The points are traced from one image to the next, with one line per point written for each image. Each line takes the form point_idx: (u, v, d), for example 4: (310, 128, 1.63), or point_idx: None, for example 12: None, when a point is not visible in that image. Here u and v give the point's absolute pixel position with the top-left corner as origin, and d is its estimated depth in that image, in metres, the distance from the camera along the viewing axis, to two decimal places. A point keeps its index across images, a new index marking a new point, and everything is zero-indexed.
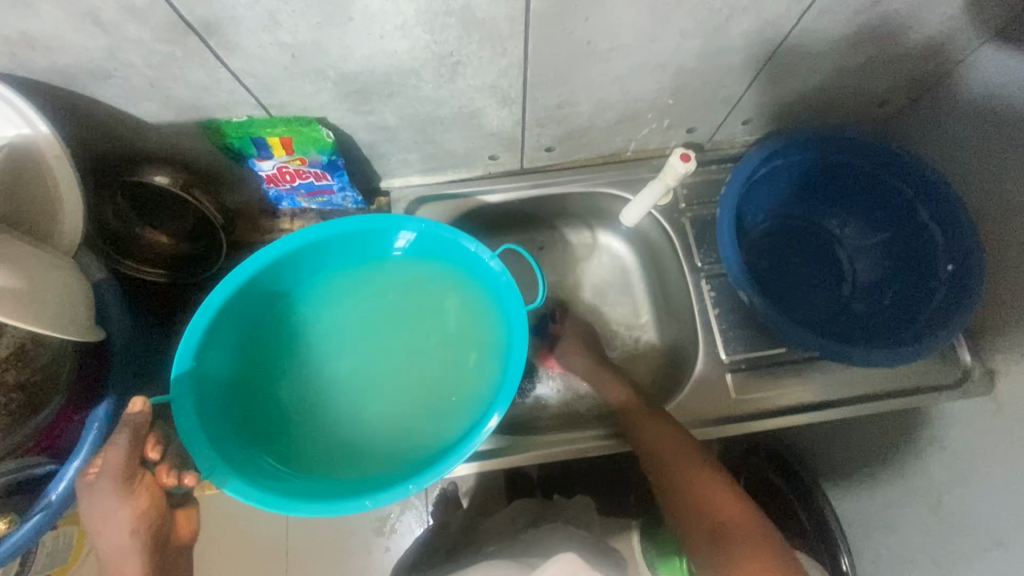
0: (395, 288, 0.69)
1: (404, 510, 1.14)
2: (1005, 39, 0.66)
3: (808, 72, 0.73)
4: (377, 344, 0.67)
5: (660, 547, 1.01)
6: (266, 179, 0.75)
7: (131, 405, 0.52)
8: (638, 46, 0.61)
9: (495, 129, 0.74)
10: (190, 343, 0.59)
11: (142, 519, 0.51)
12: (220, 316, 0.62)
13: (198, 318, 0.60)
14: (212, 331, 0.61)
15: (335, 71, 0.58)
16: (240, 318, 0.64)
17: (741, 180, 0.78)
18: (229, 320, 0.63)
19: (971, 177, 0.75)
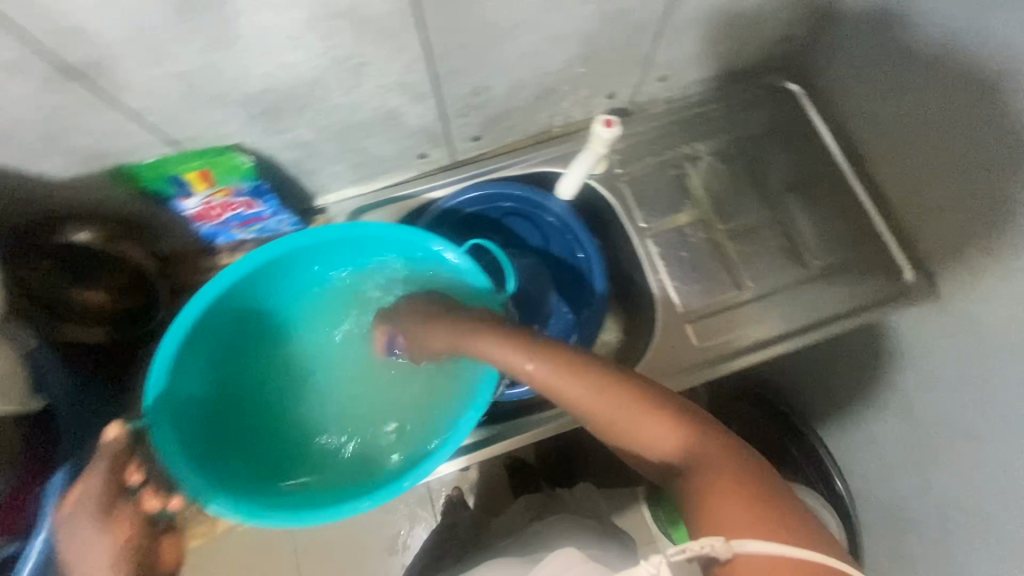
0: (375, 292, 0.70)
1: (415, 524, 1.14)
2: None
3: (708, 22, 0.74)
4: (360, 350, 0.71)
5: (672, 516, 1.10)
6: (195, 218, 0.74)
7: (106, 431, 0.51)
8: (535, 20, 0.61)
9: (416, 127, 0.74)
10: (163, 364, 0.56)
11: (122, 550, 0.49)
12: (189, 340, 0.59)
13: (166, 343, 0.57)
14: (187, 346, 0.58)
15: (237, 93, 0.57)
16: (216, 333, 0.62)
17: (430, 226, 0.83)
18: (203, 339, 0.60)
19: (880, 92, 0.78)
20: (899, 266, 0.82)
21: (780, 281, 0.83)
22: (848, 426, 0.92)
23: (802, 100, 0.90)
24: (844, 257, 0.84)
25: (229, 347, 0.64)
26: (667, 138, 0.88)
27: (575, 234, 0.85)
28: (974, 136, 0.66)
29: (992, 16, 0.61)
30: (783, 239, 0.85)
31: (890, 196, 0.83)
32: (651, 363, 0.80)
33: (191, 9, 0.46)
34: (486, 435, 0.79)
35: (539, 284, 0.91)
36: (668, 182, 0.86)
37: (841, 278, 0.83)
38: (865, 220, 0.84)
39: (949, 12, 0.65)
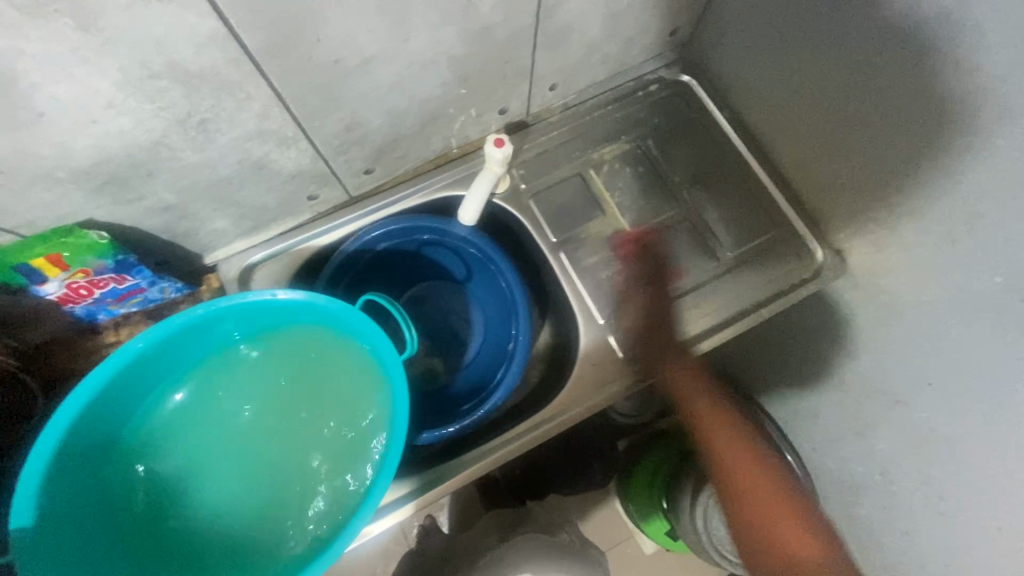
0: (275, 365, 0.65)
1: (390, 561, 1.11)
2: None
3: (584, 28, 0.72)
4: (257, 433, 0.64)
5: (641, 511, 1.10)
6: (62, 301, 0.67)
7: None
8: (393, 50, 0.57)
9: (294, 171, 0.69)
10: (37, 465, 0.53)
11: None
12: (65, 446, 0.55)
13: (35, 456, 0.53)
14: (67, 445, 0.55)
15: (66, 171, 0.51)
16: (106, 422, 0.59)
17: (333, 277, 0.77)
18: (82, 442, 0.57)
19: (769, 76, 0.78)
20: (809, 248, 0.82)
21: (696, 278, 0.82)
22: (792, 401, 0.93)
23: (698, 91, 0.89)
24: (755, 246, 0.84)
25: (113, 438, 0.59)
26: (569, 145, 0.86)
27: (492, 263, 0.80)
28: (878, 99, 0.64)
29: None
30: (695, 234, 0.84)
31: (790, 176, 0.83)
32: (580, 378, 0.78)
33: None
34: (423, 480, 0.73)
35: (467, 311, 0.89)
36: (574, 191, 0.84)
37: (755, 266, 0.83)
38: (772, 205, 0.84)
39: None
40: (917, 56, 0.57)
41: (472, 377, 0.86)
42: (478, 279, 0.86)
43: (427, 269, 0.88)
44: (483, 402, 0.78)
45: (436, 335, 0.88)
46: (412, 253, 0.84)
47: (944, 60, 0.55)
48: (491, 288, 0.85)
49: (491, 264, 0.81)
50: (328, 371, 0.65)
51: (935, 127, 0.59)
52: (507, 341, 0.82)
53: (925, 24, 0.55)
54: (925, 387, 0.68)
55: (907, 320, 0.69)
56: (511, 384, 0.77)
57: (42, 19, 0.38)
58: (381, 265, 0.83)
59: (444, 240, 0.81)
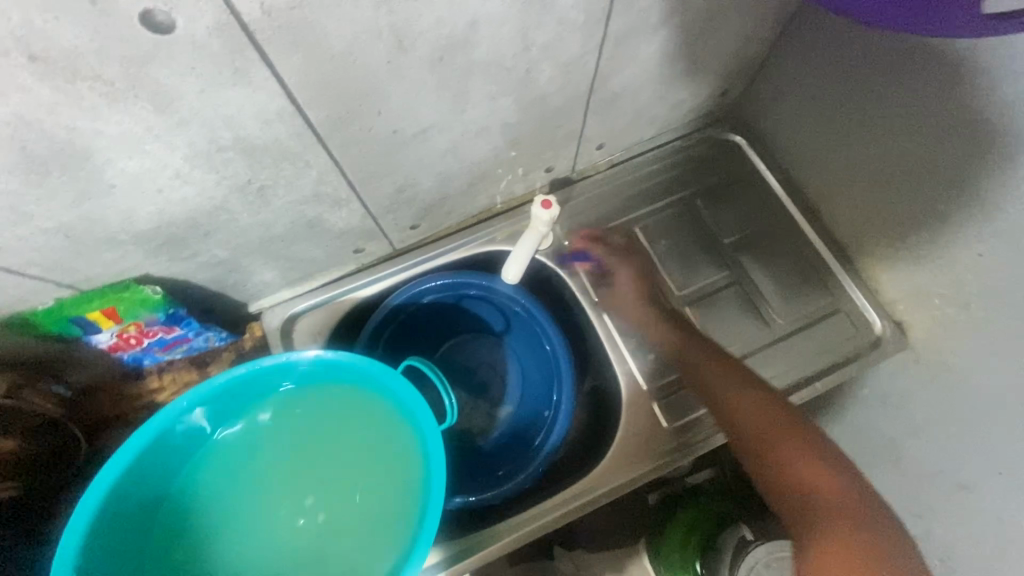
0: (310, 423, 0.64)
1: None
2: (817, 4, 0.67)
3: (636, 93, 0.71)
4: (293, 486, 0.63)
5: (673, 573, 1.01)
6: (111, 349, 0.68)
7: None
8: (448, 120, 0.58)
9: (344, 228, 0.70)
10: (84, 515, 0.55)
11: None
12: (112, 498, 0.56)
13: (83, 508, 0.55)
14: (107, 508, 0.56)
15: (128, 234, 0.53)
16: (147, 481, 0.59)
17: (375, 330, 0.77)
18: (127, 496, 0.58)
19: (823, 144, 0.77)
20: (867, 319, 0.78)
21: (744, 345, 0.79)
22: None
23: (747, 150, 0.87)
24: (807, 313, 0.80)
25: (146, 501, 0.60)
26: (614, 203, 0.85)
27: (538, 323, 0.79)
28: (947, 162, 0.62)
29: (937, 48, 0.57)
30: (744, 299, 0.81)
31: (846, 242, 0.80)
32: (622, 445, 0.75)
33: (48, 169, 0.42)
34: (457, 548, 0.71)
35: (505, 368, 0.87)
36: (618, 250, 0.83)
37: (807, 334, 0.79)
38: (825, 271, 0.81)
39: (891, 45, 0.61)
40: (998, 122, 0.55)
41: (508, 438, 0.83)
42: (520, 335, 0.85)
43: (465, 322, 0.87)
44: (522, 468, 0.76)
45: (471, 389, 0.86)
46: (453, 307, 0.84)
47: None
48: (533, 345, 0.84)
49: (535, 322, 0.80)
50: (362, 430, 0.64)
51: (1013, 197, 0.56)
52: (548, 402, 0.81)
53: (1011, 89, 0.53)
54: (995, 476, 0.63)
55: (977, 406, 0.64)
56: (552, 451, 0.75)
57: (122, 104, 0.39)
58: (421, 316, 0.82)
59: (489, 295, 0.81)
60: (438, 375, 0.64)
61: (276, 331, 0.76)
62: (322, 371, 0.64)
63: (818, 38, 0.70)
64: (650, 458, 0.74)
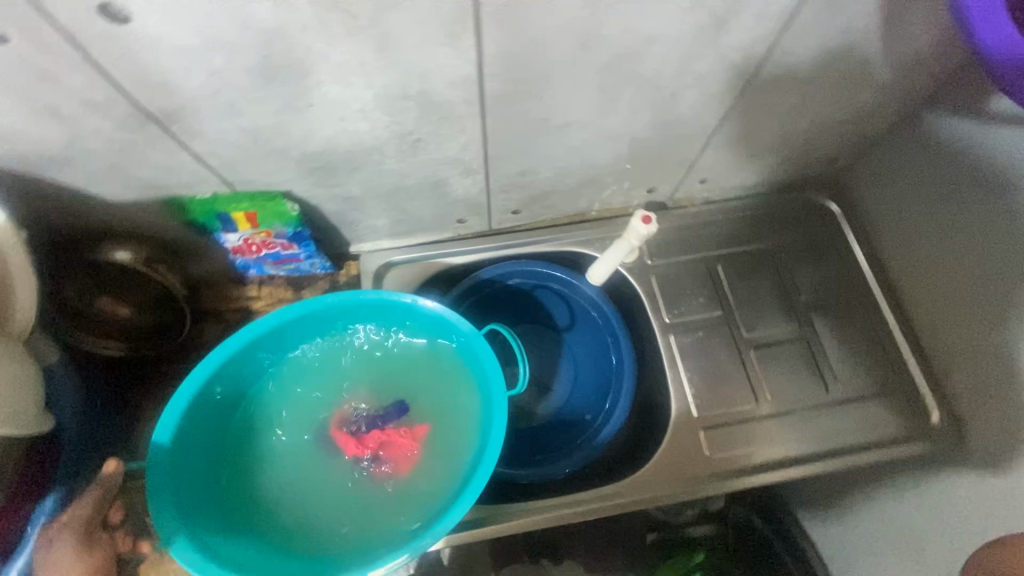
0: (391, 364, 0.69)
1: None
2: (944, 99, 0.71)
3: (755, 139, 0.76)
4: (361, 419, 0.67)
5: None
6: (233, 251, 0.75)
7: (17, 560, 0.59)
8: (591, 121, 0.63)
9: (460, 196, 0.76)
10: (191, 387, 0.60)
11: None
12: (214, 377, 0.62)
13: (192, 379, 0.60)
14: (208, 388, 0.62)
15: (297, 151, 0.60)
16: (244, 373, 0.65)
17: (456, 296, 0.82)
18: (226, 380, 0.63)
19: (910, 227, 0.80)
20: (925, 405, 0.79)
21: (798, 400, 0.81)
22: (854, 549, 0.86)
23: (841, 220, 0.89)
24: (868, 385, 0.82)
25: (235, 390, 0.65)
26: (701, 237, 0.89)
27: (610, 332, 0.84)
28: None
29: None
30: (808, 358, 0.83)
31: (919, 328, 0.81)
32: (660, 463, 0.78)
33: (273, 78, 0.49)
34: (479, 515, 0.74)
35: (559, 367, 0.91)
36: (699, 281, 0.86)
37: (863, 407, 0.81)
38: (893, 351, 0.82)
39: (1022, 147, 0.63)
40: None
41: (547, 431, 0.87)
42: (585, 339, 0.89)
43: (535, 311, 0.91)
44: (558, 459, 0.79)
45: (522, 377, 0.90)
46: (528, 293, 0.88)
47: None
48: (595, 350, 0.88)
49: (606, 330, 0.84)
50: (436, 381, 0.68)
51: None
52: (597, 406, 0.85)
53: None
54: None
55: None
56: (592, 451, 0.79)
57: (355, 38, 0.46)
58: (499, 296, 0.88)
59: (567, 294, 0.86)
60: (517, 344, 0.68)
61: (371, 274, 0.83)
62: (415, 317, 0.67)
63: (937, 127, 0.73)
64: (684, 481, 0.77)
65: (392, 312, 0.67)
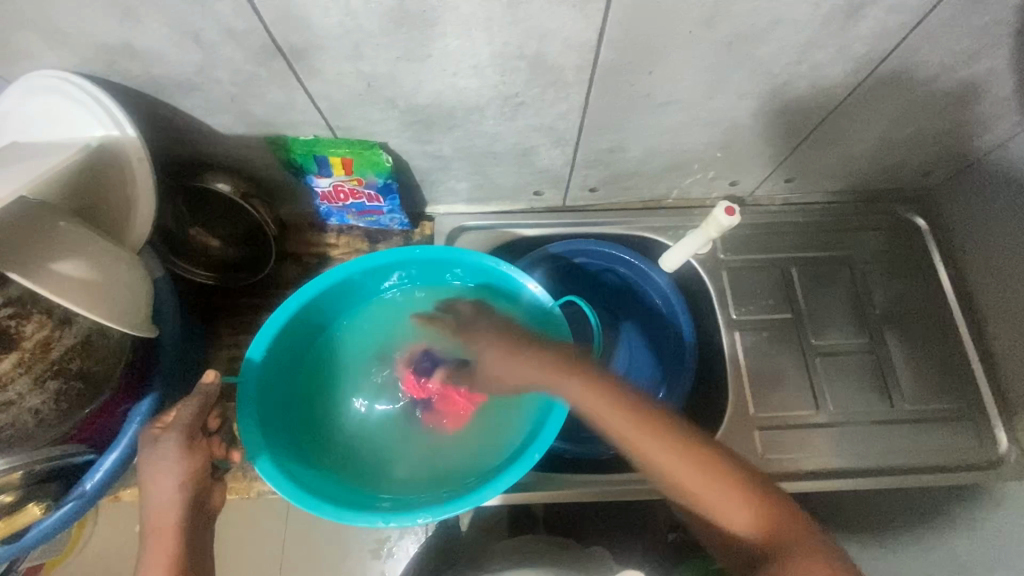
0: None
1: None
2: None
3: (853, 141, 0.74)
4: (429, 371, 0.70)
5: None
6: (321, 196, 0.78)
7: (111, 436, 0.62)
8: (694, 102, 0.63)
9: (545, 167, 0.77)
10: (282, 315, 0.63)
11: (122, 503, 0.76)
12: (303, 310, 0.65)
13: (284, 307, 0.63)
14: (295, 319, 0.65)
15: (404, 101, 0.61)
16: (327, 311, 0.68)
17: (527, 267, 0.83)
18: (311, 315, 0.67)
19: (1006, 251, 0.76)
20: (992, 433, 0.77)
21: (859, 413, 0.79)
22: None
23: (926, 237, 0.87)
24: (936, 407, 0.79)
25: (319, 329, 0.69)
26: (777, 237, 0.87)
27: (673, 323, 0.84)
28: None
29: None
30: (875, 372, 0.81)
31: (1001, 356, 0.78)
32: None
33: (402, 23, 0.50)
34: (528, 481, 0.76)
35: None
36: (770, 281, 0.85)
37: (931, 430, 0.78)
38: (966, 376, 0.80)
39: None
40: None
41: None
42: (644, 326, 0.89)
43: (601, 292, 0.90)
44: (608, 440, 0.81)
45: None
46: (594, 275, 0.88)
47: None
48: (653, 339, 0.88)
49: (668, 321, 0.85)
50: None
51: None
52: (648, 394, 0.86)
53: None
54: None
55: None
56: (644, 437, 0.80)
57: None
58: (564, 274, 0.88)
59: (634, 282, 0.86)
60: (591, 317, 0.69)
61: (445, 235, 0.85)
62: (494, 279, 0.69)
63: None
64: None
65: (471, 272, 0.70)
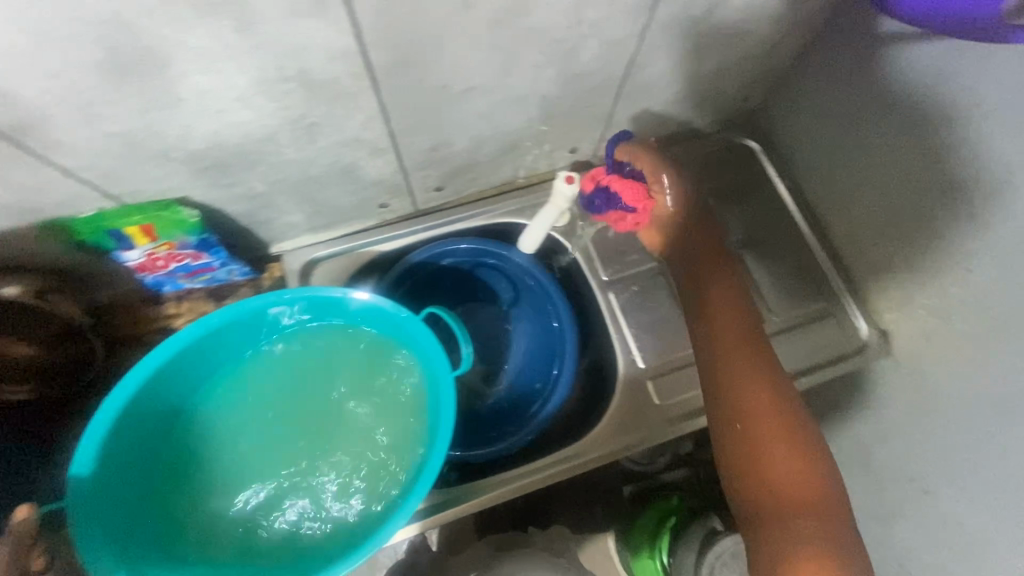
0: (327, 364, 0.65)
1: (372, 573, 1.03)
2: (840, 24, 0.72)
3: (666, 85, 0.76)
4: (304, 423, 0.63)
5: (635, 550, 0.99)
6: (138, 268, 0.70)
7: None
8: (493, 84, 0.61)
9: (376, 179, 0.73)
10: (108, 412, 0.56)
11: None
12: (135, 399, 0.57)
13: (109, 403, 0.56)
14: (131, 407, 0.57)
15: (180, 151, 0.55)
16: (169, 391, 0.60)
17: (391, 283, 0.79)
18: (150, 401, 0.59)
19: (826, 155, 0.81)
20: (854, 323, 0.83)
21: None
22: None
23: (761, 157, 0.91)
24: (801, 313, 0.85)
25: (166, 411, 0.61)
26: (630, 191, 0.89)
27: (550, 302, 0.83)
28: (944, 175, 0.64)
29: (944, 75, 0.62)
30: None
31: (844, 251, 0.84)
32: (614, 417, 0.79)
33: (128, 72, 0.44)
34: (441, 499, 0.74)
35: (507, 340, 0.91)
36: (631, 235, 0.87)
37: (801, 334, 0.84)
38: (821, 277, 0.86)
39: (913, 60, 0.65)
40: (996, 142, 0.58)
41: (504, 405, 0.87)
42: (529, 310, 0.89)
43: (480, 287, 0.90)
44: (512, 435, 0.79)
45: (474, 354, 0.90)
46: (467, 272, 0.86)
47: (1006, 156, 0.57)
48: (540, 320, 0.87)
49: (545, 298, 0.84)
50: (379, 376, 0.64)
51: (985, 215, 0.61)
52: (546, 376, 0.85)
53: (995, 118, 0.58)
54: (956, 482, 0.66)
55: (944, 412, 0.68)
56: (543, 422, 0.79)
57: (209, 18, 0.42)
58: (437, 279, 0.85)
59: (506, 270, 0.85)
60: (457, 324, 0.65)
61: (296, 273, 0.79)
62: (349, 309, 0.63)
63: (841, 51, 0.73)
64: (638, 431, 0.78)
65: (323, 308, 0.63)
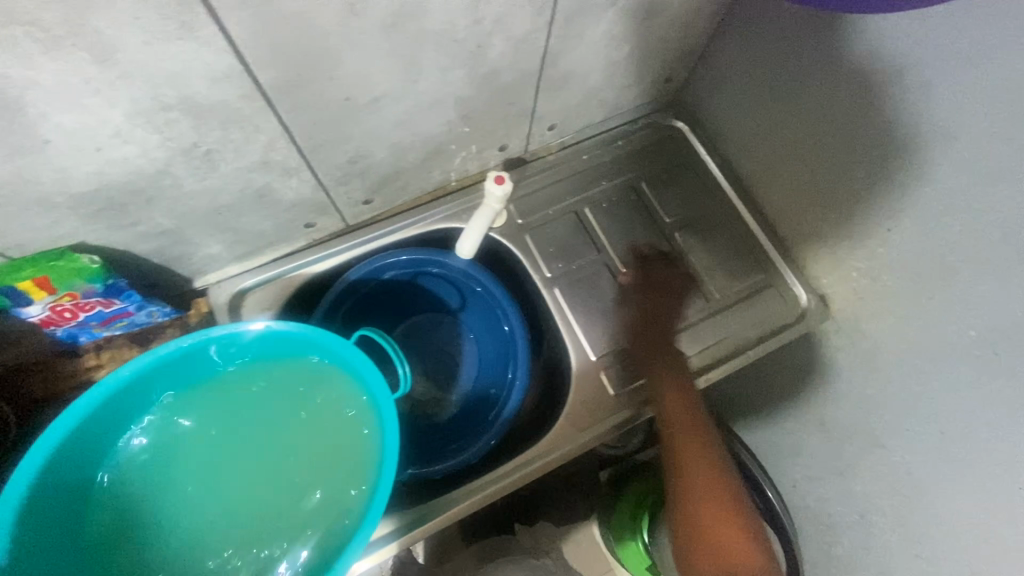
0: (258, 402, 0.62)
1: None
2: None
3: (585, 75, 0.74)
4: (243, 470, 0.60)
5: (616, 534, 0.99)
6: (43, 323, 0.65)
7: None
8: (401, 91, 0.59)
9: (295, 201, 0.69)
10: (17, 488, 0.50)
11: None
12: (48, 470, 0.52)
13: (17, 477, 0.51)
14: (44, 478, 0.52)
15: (64, 195, 0.51)
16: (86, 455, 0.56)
17: (327, 303, 0.75)
18: (65, 470, 0.54)
19: (752, 129, 0.82)
20: (794, 292, 0.84)
21: (686, 317, 0.83)
22: (773, 430, 0.91)
23: (690, 136, 0.92)
24: (744, 287, 0.86)
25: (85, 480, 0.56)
26: (565, 183, 0.88)
27: (497, 305, 0.81)
28: (863, 139, 0.65)
29: (850, 42, 0.62)
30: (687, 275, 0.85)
31: (779, 221, 0.85)
32: (571, 413, 0.78)
33: None
34: (405, 521, 0.71)
35: (461, 347, 0.89)
36: (571, 227, 0.86)
37: (746, 307, 0.85)
38: (759, 250, 0.87)
39: (818, 30, 0.65)
40: (904, 105, 0.59)
41: (463, 414, 0.85)
42: (479, 314, 0.86)
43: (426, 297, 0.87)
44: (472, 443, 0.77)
45: (428, 365, 0.88)
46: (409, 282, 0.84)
47: (915, 118, 0.58)
48: (490, 323, 0.85)
49: (491, 301, 0.82)
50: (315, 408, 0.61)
51: (903, 176, 0.62)
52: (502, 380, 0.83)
53: (901, 81, 0.58)
54: (902, 433, 0.68)
55: (883, 369, 0.70)
56: (501, 428, 0.77)
57: (58, 52, 0.38)
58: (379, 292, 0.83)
59: (447, 276, 0.83)
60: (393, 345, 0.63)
61: (224, 306, 0.75)
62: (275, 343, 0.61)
63: (753, 25, 0.74)
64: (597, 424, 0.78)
65: (248, 345, 0.60)
